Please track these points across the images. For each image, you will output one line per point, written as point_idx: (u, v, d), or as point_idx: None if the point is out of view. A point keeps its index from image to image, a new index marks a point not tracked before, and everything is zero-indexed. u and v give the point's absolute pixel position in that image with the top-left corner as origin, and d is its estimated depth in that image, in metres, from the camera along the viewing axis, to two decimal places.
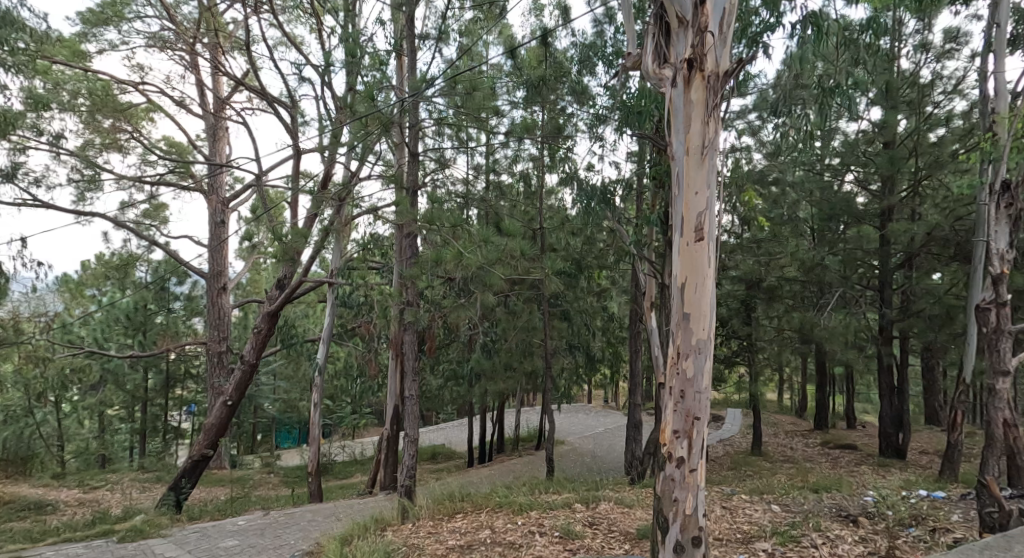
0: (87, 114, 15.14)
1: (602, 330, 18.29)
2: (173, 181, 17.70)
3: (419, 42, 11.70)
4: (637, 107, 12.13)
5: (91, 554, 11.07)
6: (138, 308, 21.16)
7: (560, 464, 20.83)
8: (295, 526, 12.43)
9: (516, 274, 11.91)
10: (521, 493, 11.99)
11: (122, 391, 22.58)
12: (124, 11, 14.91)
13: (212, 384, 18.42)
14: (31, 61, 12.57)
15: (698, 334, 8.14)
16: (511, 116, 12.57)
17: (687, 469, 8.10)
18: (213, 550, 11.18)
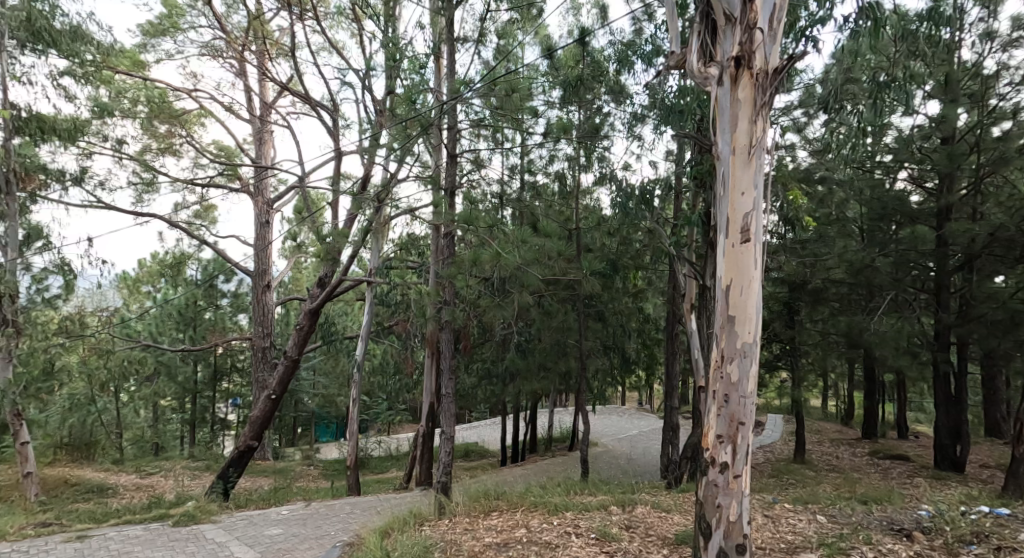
0: (146, 121, 15.37)
1: (639, 333, 17.94)
2: (221, 183, 17.93)
3: (458, 45, 11.57)
4: (678, 107, 11.81)
5: (147, 536, 11.14)
6: (189, 305, 21.53)
7: (595, 466, 20.56)
8: (337, 517, 12.34)
9: (553, 274, 11.70)
10: (556, 493, 11.76)
11: (174, 383, 23.04)
12: (180, 21, 15.09)
13: (257, 378, 18.62)
14: (98, 74, 13.84)
15: (743, 337, 7.81)
16: (548, 116, 12.37)
17: (731, 474, 7.78)
18: (259, 537, 11.14)
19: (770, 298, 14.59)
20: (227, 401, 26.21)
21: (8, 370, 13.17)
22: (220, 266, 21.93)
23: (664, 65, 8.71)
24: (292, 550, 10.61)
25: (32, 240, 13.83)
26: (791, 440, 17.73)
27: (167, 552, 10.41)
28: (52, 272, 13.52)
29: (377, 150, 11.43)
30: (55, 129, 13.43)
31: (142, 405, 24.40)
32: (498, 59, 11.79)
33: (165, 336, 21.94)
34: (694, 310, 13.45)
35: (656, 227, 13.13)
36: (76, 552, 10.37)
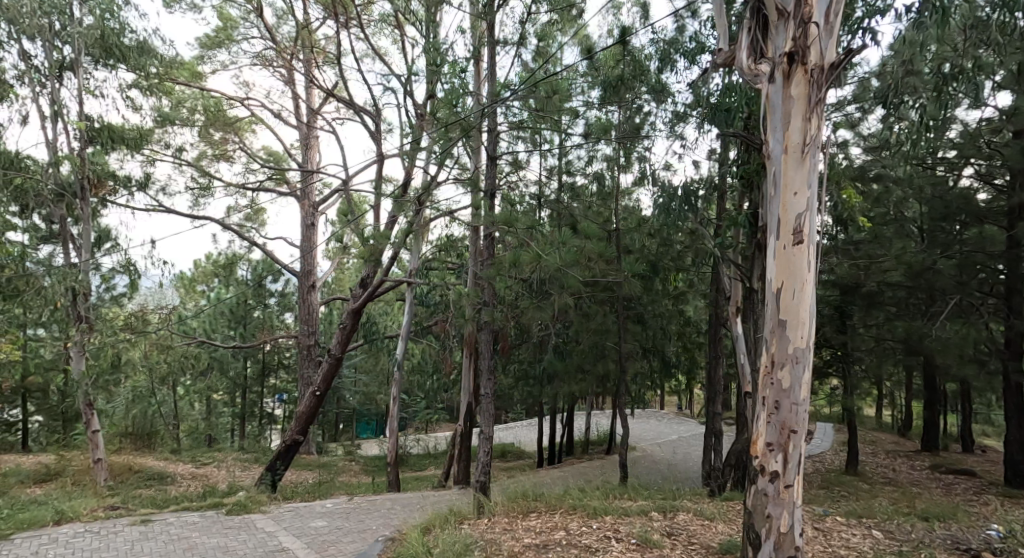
0: (202, 129, 15.81)
1: (682, 336, 17.41)
2: (270, 188, 17.98)
3: (498, 48, 11.21)
4: (725, 106, 11.36)
5: (202, 522, 11.09)
6: (240, 304, 21.83)
7: (634, 470, 20.12)
8: (379, 512, 12.14)
9: (592, 275, 11.35)
10: (597, 496, 11.38)
11: (227, 378, 23.85)
12: (234, 33, 15.35)
13: (302, 376, 18.64)
14: (161, 85, 14.33)
15: (795, 341, 7.35)
16: (588, 115, 12.06)
17: (782, 483, 7.34)
18: (305, 529, 10.96)
19: (821, 301, 13.96)
20: (273, 397, 26.45)
21: (82, 364, 13.43)
22: (269, 266, 22.07)
23: (712, 62, 8.29)
24: (336, 542, 10.40)
25: (103, 241, 14.31)
26: (841, 450, 17.04)
27: (221, 539, 10.30)
28: (119, 271, 13.76)
29: (418, 151, 11.24)
30: (123, 138, 13.82)
31: (195, 399, 24.81)
32: (537, 61, 11.44)
33: (218, 333, 21.92)
34: (740, 312, 12.94)
35: (701, 229, 12.66)
36: (141, 535, 10.36)
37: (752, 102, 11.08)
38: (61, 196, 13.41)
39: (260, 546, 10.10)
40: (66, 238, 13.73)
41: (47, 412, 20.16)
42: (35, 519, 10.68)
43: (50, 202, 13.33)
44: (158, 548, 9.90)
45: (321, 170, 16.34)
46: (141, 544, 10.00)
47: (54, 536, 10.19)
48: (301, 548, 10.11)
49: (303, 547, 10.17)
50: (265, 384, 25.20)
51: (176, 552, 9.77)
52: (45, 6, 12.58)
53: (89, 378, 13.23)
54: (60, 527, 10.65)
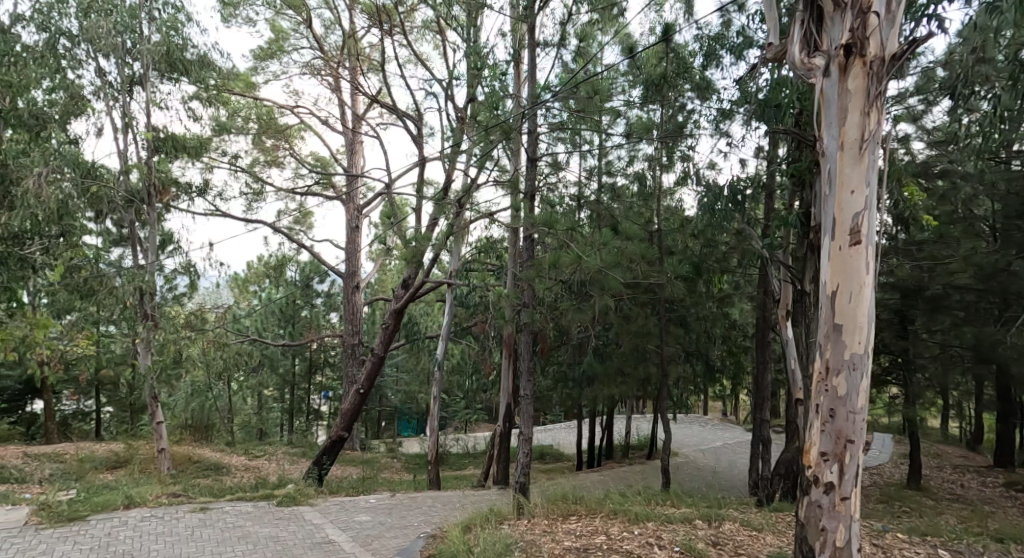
0: (256, 138, 15.88)
1: (727, 341, 16.73)
2: (317, 192, 17.88)
3: (539, 51, 10.73)
4: (774, 101, 10.46)
5: (253, 513, 11.10)
6: (290, 304, 22.01)
7: (676, 477, 19.48)
8: (420, 509, 11.81)
9: (634, 277, 10.60)
10: (638, 502, 10.84)
11: (276, 375, 24.05)
12: (285, 45, 16.38)
13: (347, 374, 18.54)
14: (219, 96, 14.53)
15: (852, 347, 6.77)
16: (628, 115, 11.39)
17: (838, 495, 6.78)
18: (351, 523, 10.75)
19: (879, 305, 13.31)
20: (318, 393, 26.54)
21: (148, 358, 13.76)
22: (315, 266, 22.04)
23: (762, 58, 7.76)
24: (380, 537, 10.12)
25: (166, 244, 14.41)
26: (902, 463, 16.22)
27: (273, 529, 10.21)
28: (180, 273, 14.13)
29: (458, 153, 10.98)
30: (185, 147, 14.05)
31: (248, 394, 25.13)
32: (577, 62, 10.86)
33: (268, 332, 22.19)
34: (790, 317, 12.29)
35: (749, 230, 11.85)
36: (200, 522, 10.38)
37: (803, 96, 10.17)
38: (131, 202, 13.63)
39: (307, 537, 9.94)
40: (135, 241, 14.02)
41: (117, 403, 20.96)
42: (109, 502, 10.84)
43: (122, 208, 13.50)
44: (215, 535, 9.86)
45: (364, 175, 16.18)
46: (199, 530, 9.98)
47: (125, 519, 10.34)
48: (346, 540, 9.89)
49: (349, 539, 9.95)
50: (312, 381, 25.30)
51: (231, 539, 9.70)
52: (117, 25, 12.92)
53: (156, 373, 13.38)
54: (130, 511, 10.82)
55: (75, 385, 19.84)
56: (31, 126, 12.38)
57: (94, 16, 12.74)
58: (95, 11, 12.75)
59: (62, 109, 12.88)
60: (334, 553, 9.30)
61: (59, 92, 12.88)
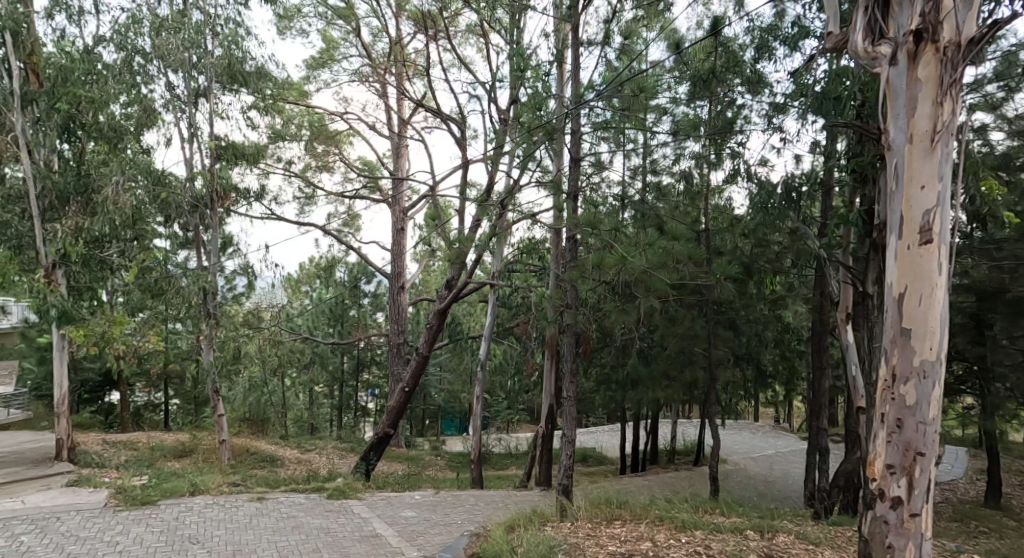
0: (309, 145, 15.61)
1: (781, 345, 15.79)
2: (363, 195, 17.63)
3: (583, 50, 10.00)
4: (833, 93, 9.27)
5: (308, 504, 11.00)
6: (339, 304, 21.89)
7: (726, 484, 18.63)
8: (464, 507, 11.35)
9: (681, 278, 9.91)
10: (684, 508, 10.12)
11: (325, 372, 23.98)
12: (336, 54, 16.17)
13: (392, 373, 18.22)
14: (275, 105, 14.41)
15: (923, 353, 5.97)
16: (674, 114, 10.73)
17: (907, 512, 6.03)
18: (397, 517, 10.41)
19: (953, 308, 12.43)
20: (365, 391, 26.36)
21: (211, 353, 13.42)
22: (363, 267, 21.75)
23: (820, 49, 7.11)
24: (425, 533, 9.72)
25: (228, 246, 14.20)
26: (977, 478, 15.20)
27: (324, 520, 10.09)
28: (239, 274, 13.73)
29: (500, 154, 10.49)
30: (244, 153, 13.71)
31: (299, 389, 24.98)
32: (620, 61, 9.98)
33: (318, 331, 22.11)
34: (849, 320, 11.47)
35: (805, 230, 10.83)
36: (258, 511, 10.42)
37: (868, 87, 8.99)
38: (196, 206, 13.50)
39: (355, 531, 9.68)
40: (199, 245, 13.89)
41: (183, 396, 20.18)
42: (175, 488, 11.11)
43: (187, 212, 13.38)
44: (267, 526, 9.74)
45: (407, 178, 15.83)
46: (258, 519, 10.02)
47: (191, 505, 10.56)
48: (392, 534, 9.58)
49: (395, 534, 9.62)
50: (359, 379, 25.09)
51: (285, 529, 9.62)
52: (187, 42, 12.93)
53: (217, 368, 13.05)
54: (195, 498, 11.02)
55: (147, 378, 19.18)
56: (111, 138, 12.57)
57: (165, 34, 12.79)
58: (166, 29, 12.78)
59: (137, 122, 13.02)
60: (380, 547, 9.05)
61: (133, 106, 12.90)
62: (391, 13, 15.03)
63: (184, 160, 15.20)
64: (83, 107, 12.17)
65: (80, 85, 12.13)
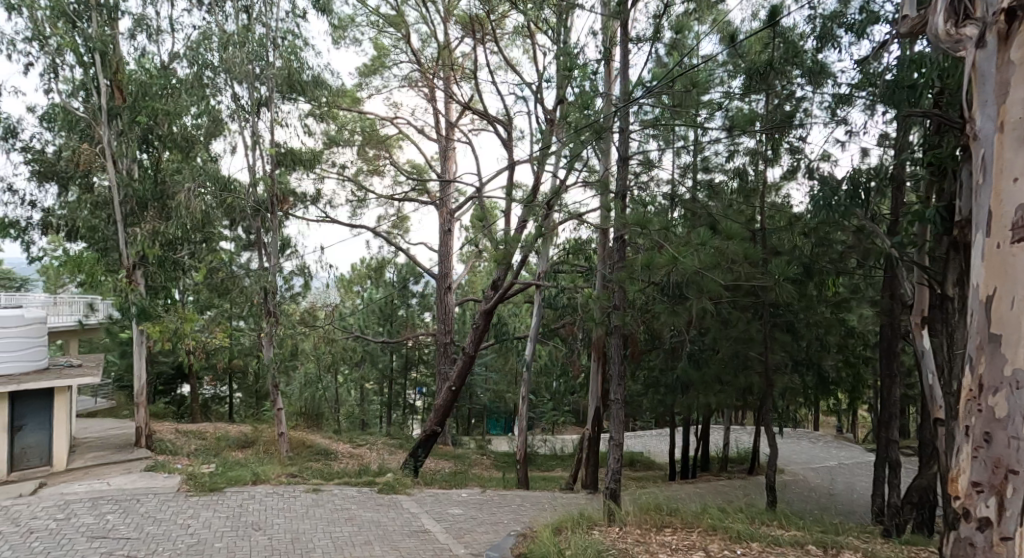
0: (361, 149, 15.88)
1: (845, 351, 15.00)
2: (412, 197, 17.81)
3: (632, 46, 9.79)
4: (907, 82, 8.72)
5: (360, 497, 11.15)
6: (388, 303, 22.20)
7: (782, 497, 17.99)
8: (511, 507, 11.31)
9: (735, 279, 9.63)
10: (737, 515, 9.87)
11: (375, 370, 24.27)
12: (386, 61, 16.38)
13: (439, 372, 18.28)
14: (330, 112, 14.68)
15: (1015, 362, 5.54)
16: (727, 108, 9.99)
17: (996, 535, 5.60)
18: (444, 514, 10.45)
19: None
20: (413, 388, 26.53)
21: (271, 350, 13.57)
22: (411, 268, 21.83)
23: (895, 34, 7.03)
24: (472, 531, 9.72)
25: (286, 247, 14.45)
26: None
27: (375, 514, 10.20)
28: (296, 274, 13.98)
29: (547, 154, 10.43)
30: (300, 159, 13.90)
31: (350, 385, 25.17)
32: (670, 56, 9.74)
33: (369, 330, 22.43)
34: (925, 325, 10.79)
35: (873, 228, 10.45)
36: (313, 502, 10.60)
37: (945, 72, 8.47)
38: (258, 211, 13.74)
39: (404, 526, 9.74)
40: (261, 247, 14.02)
41: (245, 389, 20.66)
42: (238, 477, 11.41)
43: (250, 216, 13.66)
44: (320, 517, 9.90)
45: (455, 181, 15.94)
46: (313, 509, 10.20)
47: (253, 493, 10.84)
48: (440, 531, 9.61)
49: (443, 531, 9.64)
50: (408, 376, 25.26)
51: (339, 520, 9.76)
52: (251, 55, 13.33)
53: (276, 364, 13.34)
54: (257, 486, 11.32)
55: (214, 372, 19.58)
56: (184, 148, 13.00)
57: (231, 48, 13.12)
58: (232, 43, 13.12)
59: (206, 132, 13.03)
60: (429, 543, 9.08)
61: (203, 118, 12.99)
62: (440, 18, 15.11)
63: (246, 167, 15.68)
64: (160, 120, 12.64)
65: (157, 99, 12.61)
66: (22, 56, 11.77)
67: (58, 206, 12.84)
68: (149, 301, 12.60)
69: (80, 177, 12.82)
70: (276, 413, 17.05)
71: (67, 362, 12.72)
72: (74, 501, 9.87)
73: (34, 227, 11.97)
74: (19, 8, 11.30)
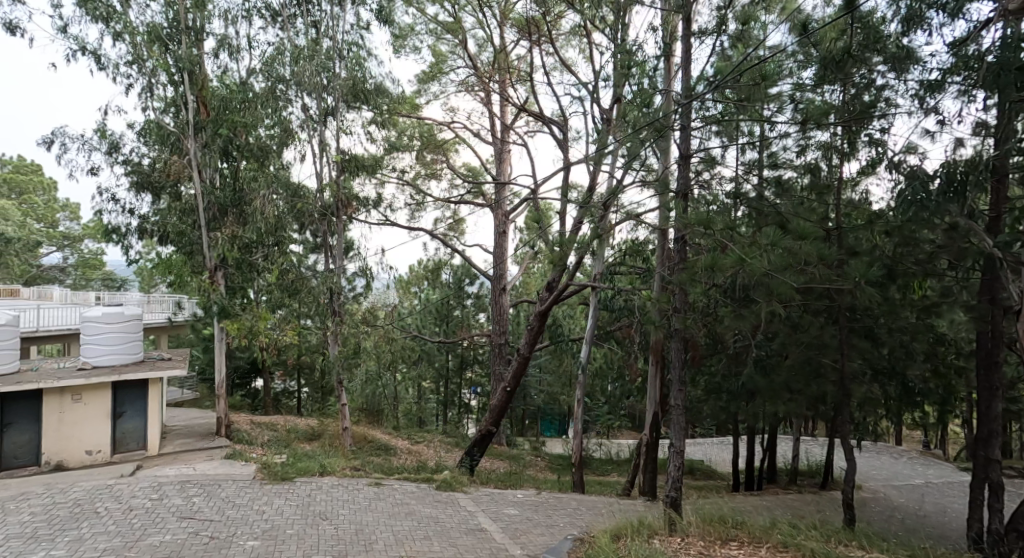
0: (419, 154, 16.56)
1: (933, 359, 12.05)
2: (467, 200, 18.41)
3: (695, 41, 9.74)
4: (1015, 65, 8.17)
5: (417, 493, 11.75)
6: (444, 304, 22.93)
7: (860, 515, 15.82)
8: (566, 510, 11.72)
9: (810, 281, 9.22)
10: (803, 530, 10.06)
11: (432, 369, 25.02)
12: (444, 67, 17.04)
13: (495, 372, 18.76)
14: (391, 119, 15.37)
15: None
16: (798, 100, 9.09)
17: None
18: (501, 515, 10.95)
19: None
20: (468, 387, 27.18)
21: (336, 347, 14.29)
22: (465, 270, 22.37)
23: (1005, 7, 8.33)
24: (527, 532, 10.21)
25: (350, 250, 15.20)
26: None
27: (433, 510, 10.77)
28: (359, 274, 14.67)
29: (602, 155, 10.83)
30: (362, 165, 14.63)
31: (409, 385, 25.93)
32: (735, 48, 9.67)
33: (426, 330, 23.19)
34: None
35: (969, 224, 9.15)
36: (375, 495, 11.27)
37: None
38: (324, 216, 14.23)
39: (461, 524, 10.27)
40: (327, 250, 14.77)
41: (311, 385, 21.61)
42: (308, 468, 12.19)
43: (318, 220, 14.33)
44: (381, 511, 10.51)
45: (510, 183, 16.46)
46: (375, 503, 10.85)
47: (321, 484, 11.56)
48: (496, 531, 10.11)
49: (500, 531, 10.14)
50: (464, 376, 25.97)
51: (398, 515, 10.37)
52: (319, 67, 13.98)
53: (341, 361, 13.94)
54: (324, 477, 12.04)
55: (284, 368, 20.60)
56: (259, 157, 13.83)
57: (302, 62, 13.89)
58: (303, 57, 13.87)
59: (279, 141, 13.98)
60: (487, 542, 9.60)
61: (276, 128, 13.94)
62: (497, 22, 15.65)
63: (314, 174, 16.55)
64: (239, 131, 13.55)
65: (237, 112, 13.50)
66: (123, 78, 12.74)
67: (152, 213, 13.83)
68: (228, 300, 13.56)
69: (169, 187, 13.77)
70: (340, 409, 17.91)
71: (159, 356, 13.70)
72: (165, 483, 10.74)
73: (133, 232, 12.96)
74: (121, 35, 12.45)
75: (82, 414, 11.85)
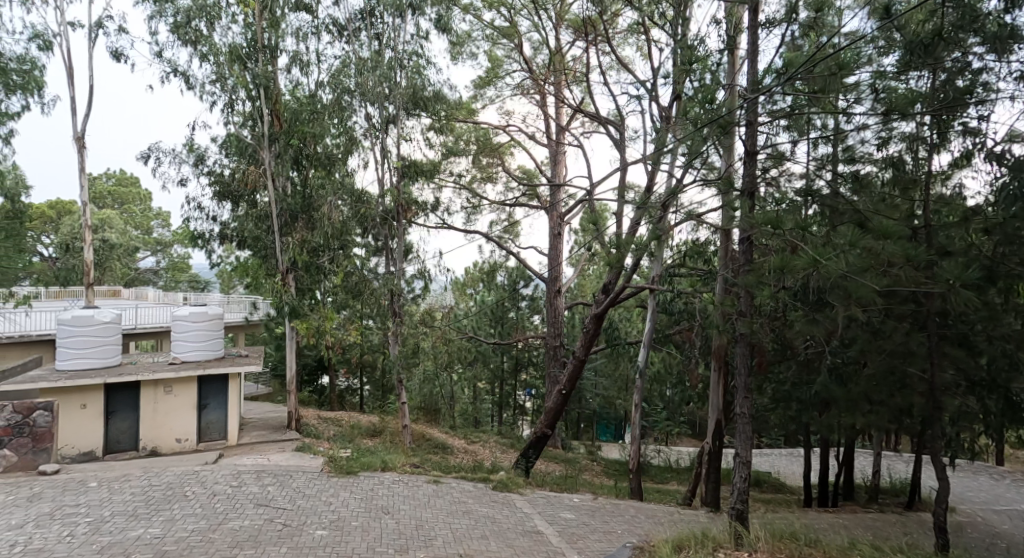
0: (476, 158, 17.07)
1: None
2: (522, 203, 18.88)
3: (763, 32, 9.81)
4: None
5: (475, 492, 12.23)
6: (499, 305, 23.45)
7: (958, 541, 14.99)
8: (625, 517, 12.01)
9: (893, 282, 9.25)
10: (867, 547, 10.13)
11: (488, 369, 25.57)
12: (499, 71, 17.53)
13: (551, 375, 19.13)
14: (448, 125, 15.91)
15: None
16: (881, 90, 9.10)
17: None
18: (558, 518, 11.37)
19: None
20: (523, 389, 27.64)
21: (396, 347, 14.85)
22: (521, 271, 22.85)
23: None
24: (584, 537, 10.58)
25: (409, 252, 15.79)
26: None
27: (490, 510, 11.24)
28: (417, 277, 15.26)
29: (661, 154, 11.12)
30: (421, 170, 15.23)
31: (465, 384, 26.46)
32: (807, 37, 9.64)
33: (482, 330, 23.74)
34: None
35: None
36: (434, 492, 11.82)
37: None
38: (385, 220, 15.05)
39: (519, 525, 10.72)
40: (387, 252, 15.35)
41: (373, 384, 22.38)
42: (370, 463, 12.81)
43: (379, 225, 15.03)
44: (442, 508, 11.01)
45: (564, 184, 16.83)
46: (436, 500, 11.39)
47: (383, 480, 12.15)
48: (554, 535, 10.51)
49: (556, 535, 10.54)
50: (518, 377, 26.47)
51: (457, 513, 10.85)
52: (382, 77, 14.58)
53: (400, 360, 14.44)
54: (386, 473, 12.63)
55: (348, 366, 21.42)
56: (325, 164, 14.56)
57: (366, 72, 14.49)
58: (367, 68, 14.49)
59: (344, 149, 14.68)
60: (543, 545, 10.02)
61: (341, 137, 14.60)
62: (552, 25, 16.06)
63: (375, 179, 17.25)
64: (309, 141, 14.27)
65: (307, 123, 14.17)
66: (208, 95, 13.55)
67: (231, 219, 14.73)
68: (298, 301, 14.23)
69: (247, 196, 14.64)
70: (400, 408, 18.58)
71: (237, 354, 14.53)
72: (244, 472, 11.50)
73: (215, 237, 13.81)
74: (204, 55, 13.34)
75: (173, 405, 12.77)
